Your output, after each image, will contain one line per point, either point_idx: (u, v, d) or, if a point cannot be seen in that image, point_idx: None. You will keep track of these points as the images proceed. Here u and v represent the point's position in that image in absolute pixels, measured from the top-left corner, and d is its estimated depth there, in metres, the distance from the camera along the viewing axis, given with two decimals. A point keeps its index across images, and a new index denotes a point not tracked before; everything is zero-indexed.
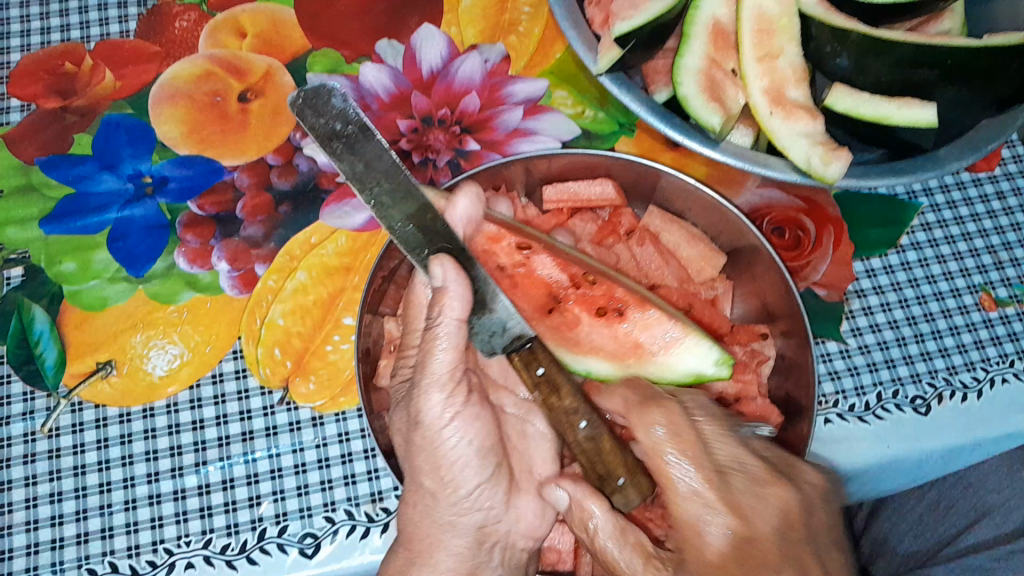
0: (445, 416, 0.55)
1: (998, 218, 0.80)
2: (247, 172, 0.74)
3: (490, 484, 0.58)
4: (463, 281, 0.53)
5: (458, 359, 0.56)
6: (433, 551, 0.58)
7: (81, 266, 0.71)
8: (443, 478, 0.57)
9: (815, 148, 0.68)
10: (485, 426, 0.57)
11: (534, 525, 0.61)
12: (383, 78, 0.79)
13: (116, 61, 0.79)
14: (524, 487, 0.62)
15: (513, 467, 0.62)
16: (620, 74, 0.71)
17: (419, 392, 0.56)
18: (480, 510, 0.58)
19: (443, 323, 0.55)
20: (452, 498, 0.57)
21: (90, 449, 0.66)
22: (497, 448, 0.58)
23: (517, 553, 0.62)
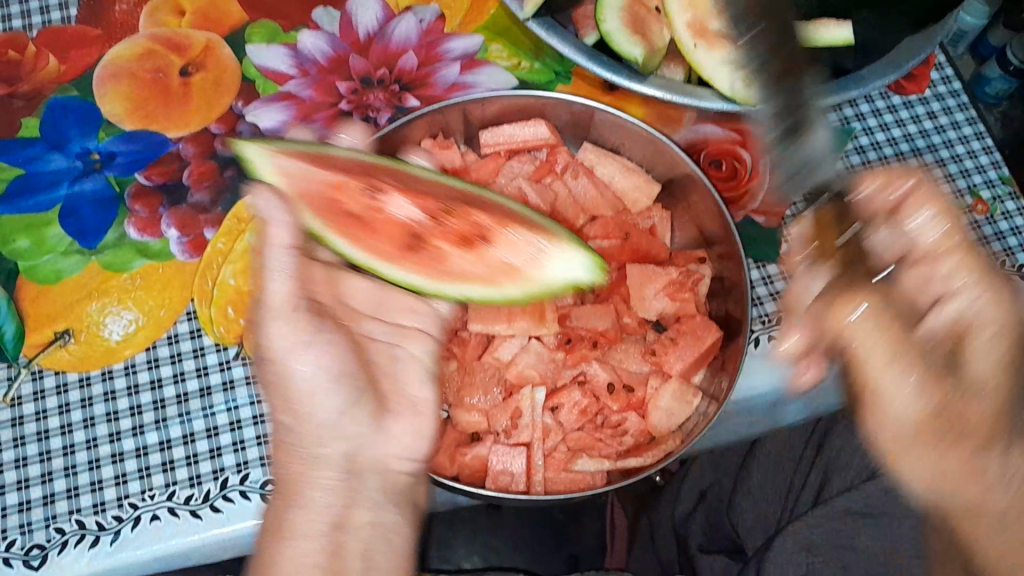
0: (296, 341, 0.53)
1: (930, 138, 0.85)
2: (191, 142, 0.76)
3: (350, 411, 0.55)
4: (279, 203, 0.52)
5: (296, 291, 0.53)
6: (301, 488, 0.53)
7: (36, 242, 0.72)
8: (296, 409, 0.54)
9: (737, 73, 0.71)
10: (340, 351, 0.55)
11: (412, 439, 0.57)
12: (319, 43, 0.81)
13: (60, 46, 0.81)
14: (393, 407, 0.58)
15: (383, 392, 0.58)
16: (549, 20, 0.73)
17: (261, 325, 0.53)
18: (344, 439, 0.55)
19: (272, 253, 0.52)
20: (308, 428, 0.54)
21: (53, 414, 0.67)
22: (356, 373, 0.56)
23: (396, 475, 0.57)
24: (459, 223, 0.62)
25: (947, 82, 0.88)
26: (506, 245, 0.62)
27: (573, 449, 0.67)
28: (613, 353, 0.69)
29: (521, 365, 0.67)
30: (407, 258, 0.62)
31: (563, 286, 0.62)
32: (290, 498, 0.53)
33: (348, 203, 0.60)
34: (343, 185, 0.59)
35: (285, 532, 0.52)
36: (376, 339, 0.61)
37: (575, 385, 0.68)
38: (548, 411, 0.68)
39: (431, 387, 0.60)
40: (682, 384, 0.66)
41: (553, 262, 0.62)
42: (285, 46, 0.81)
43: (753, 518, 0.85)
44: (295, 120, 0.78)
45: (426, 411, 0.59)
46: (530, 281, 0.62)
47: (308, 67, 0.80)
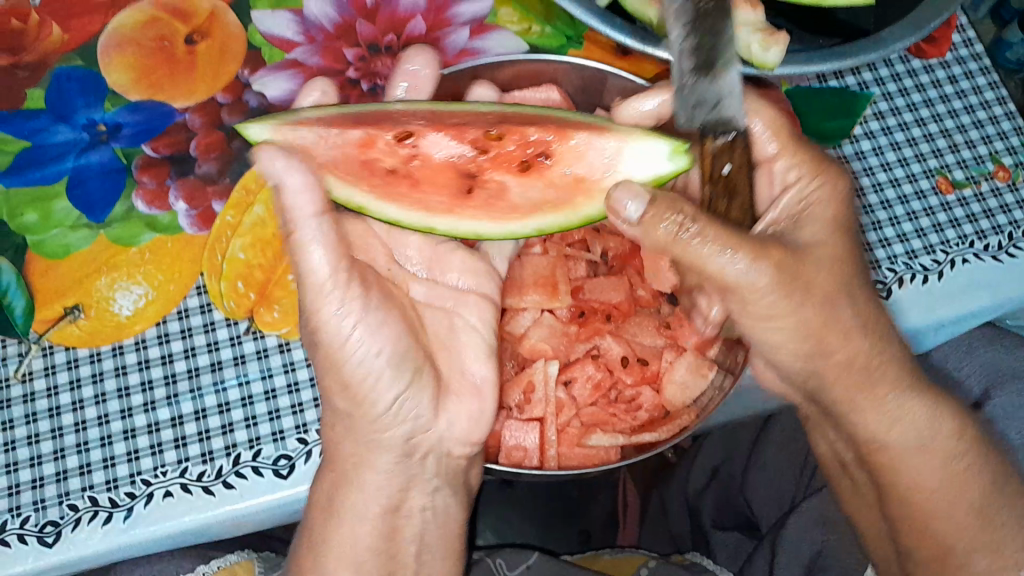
0: (344, 327, 0.54)
1: (952, 102, 0.82)
2: (198, 113, 0.75)
3: (412, 392, 0.59)
4: (302, 172, 0.50)
5: (337, 263, 0.53)
6: (359, 472, 0.60)
7: (43, 216, 0.71)
8: (355, 397, 0.57)
9: (755, 35, 0.68)
10: (393, 330, 0.57)
11: (468, 427, 0.62)
12: (325, 8, 0.79)
13: (62, 13, 0.79)
14: (455, 389, 0.62)
15: (439, 367, 0.62)
16: None
17: (312, 309, 0.54)
18: (407, 421, 0.59)
19: (302, 228, 0.51)
20: (369, 415, 0.58)
21: (64, 390, 0.67)
22: (412, 352, 0.58)
23: (453, 461, 0.63)
24: (519, 151, 0.64)
25: (967, 46, 0.85)
26: (567, 155, 0.63)
27: (586, 424, 0.66)
28: (626, 327, 0.68)
29: (533, 340, 0.66)
30: (394, 198, 0.60)
31: (648, 179, 0.58)
32: (341, 483, 0.60)
33: (383, 160, 0.62)
34: (375, 139, 0.60)
35: (346, 520, 0.59)
36: (432, 302, 0.64)
37: (588, 359, 0.67)
38: (561, 386, 0.66)
39: (489, 365, 0.63)
40: (697, 358, 0.65)
41: (626, 161, 0.59)
42: (291, 11, 0.79)
43: (767, 493, 0.84)
44: (303, 89, 0.77)
45: (488, 393, 0.63)
46: (616, 167, 0.60)
47: (313, 34, 0.79)
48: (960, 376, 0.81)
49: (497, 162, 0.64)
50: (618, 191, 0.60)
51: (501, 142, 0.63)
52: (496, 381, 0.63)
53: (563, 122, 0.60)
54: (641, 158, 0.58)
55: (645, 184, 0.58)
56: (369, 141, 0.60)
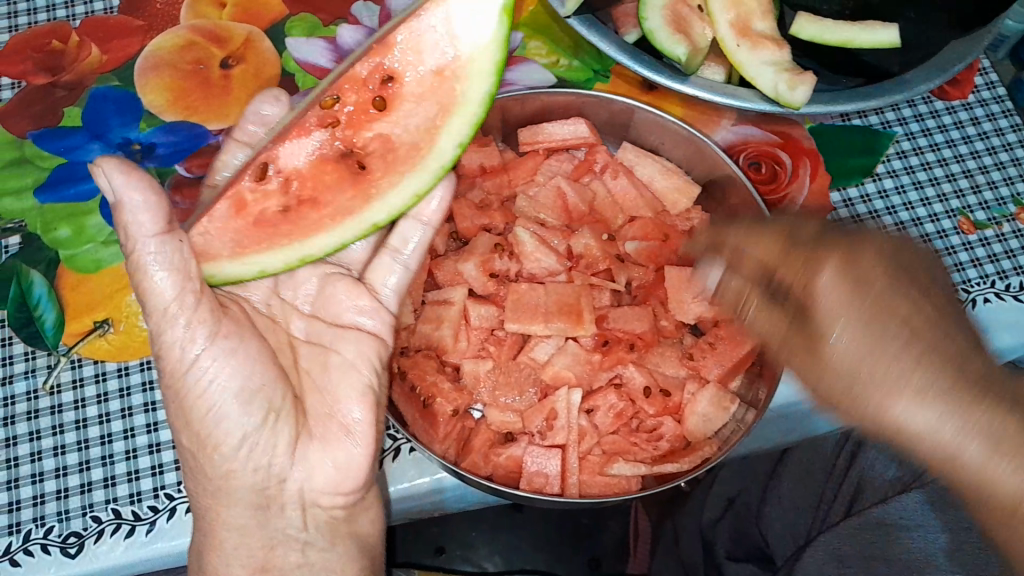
0: (190, 354, 0.51)
1: (973, 143, 0.84)
2: (232, 135, 0.77)
3: (265, 432, 0.54)
4: (140, 188, 0.47)
5: (188, 283, 0.50)
6: (212, 524, 0.54)
7: (76, 231, 0.73)
8: (200, 431, 0.53)
9: (781, 75, 0.70)
10: (244, 363, 0.53)
11: (335, 478, 0.57)
12: (358, 36, 0.81)
13: (101, 36, 0.81)
14: (316, 432, 0.57)
15: (302, 408, 0.57)
16: (589, 16, 0.73)
17: (155, 333, 0.51)
18: (257, 466, 0.54)
19: (141, 247, 0.49)
20: (218, 454, 0.53)
21: (91, 403, 0.68)
22: (271, 388, 0.54)
23: (322, 510, 0.58)
24: (355, 93, 0.60)
25: (990, 87, 0.86)
26: (412, 59, 0.58)
27: (608, 453, 0.66)
28: (648, 357, 0.68)
29: (556, 367, 0.66)
30: (277, 240, 0.57)
31: (496, 19, 0.55)
32: (205, 543, 0.54)
33: (267, 206, 0.58)
34: (243, 200, 0.57)
35: (217, 552, 0.54)
36: (312, 340, 0.61)
37: (610, 388, 0.67)
38: (583, 413, 0.67)
39: (366, 405, 0.58)
40: (719, 391, 0.65)
41: (455, 18, 0.56)
42: (324, 40, 0.81)
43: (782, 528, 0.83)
44: None
45: (359, 432, 0.58)
46: (470, 70, 0.57)
47: (347, 61, 0.80)
48: None
49: (354, 121, 0.60)
50: (483, 54, 0.56)
51: (341, 100, 0.60)
52: (373, 422, 0.58)
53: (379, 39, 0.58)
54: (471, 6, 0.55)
55: (500, 24, 0.55)
56: (239, 206, 0.57)
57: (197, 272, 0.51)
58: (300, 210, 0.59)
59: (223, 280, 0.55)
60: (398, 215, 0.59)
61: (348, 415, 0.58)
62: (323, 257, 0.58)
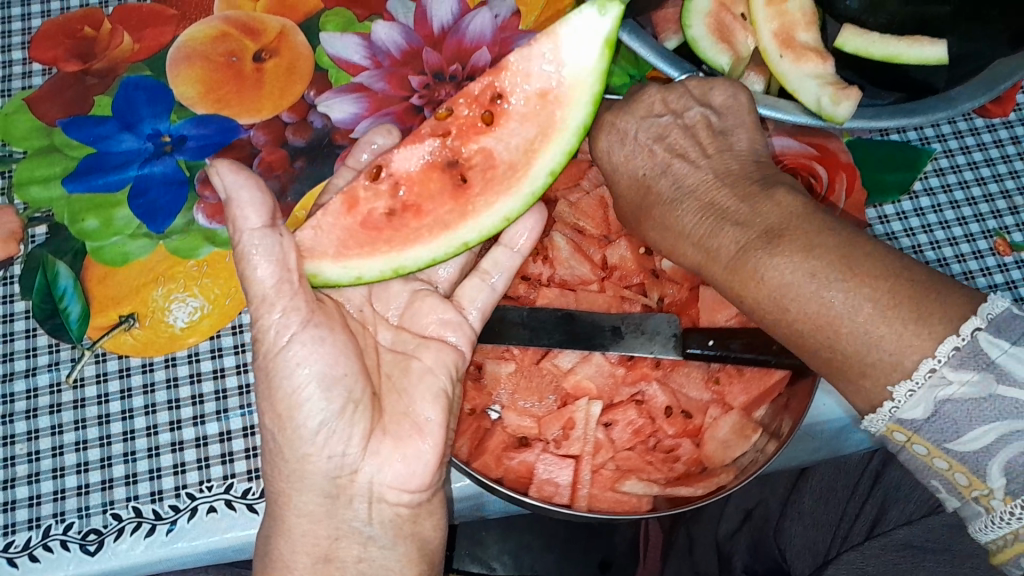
0: (282, 337, 0.52)
1: (1013, 163, 0.82)
2: (263, 130, 0.76)
3: (343, 422, 0.54)
4: (249, 184, 0.51)
5: (284, 271, 0.52)
6: (285, 509, 0.55)
7: (103, 222, 0.72)
8: (283, 415, 0.53)
9: (825, 89, 0.69)
10: (330, 352, 0.53)
11: (404, 474, 0.55)
12: (393, 34, 0.80)
13: (134, 24, 0.80)
14: (391, 428, 0.56)
15: (383, 407, 0.57)
16: (632, 23, 0.71)
17: (255, 317, 0.53)
18: (332, 455, 0.54)
19: (245, 237, 0.51)
20: (297, 437, 0.53)
21: (114, 398, 0.67)
22: (352, 379, 0.54)
23: (388, 508, 0.56)
24: (471, 111, 0.64)
25: None
26: (522, 82, 0.62)
27: (621, 469, 0.65)
28: (674, 376, 0.66)
29: (579, 375, 0.65)
30: (378, 247, 0.60)
31: (600, 50, 0.59)
32: (275, 527, 0.54)
33: (375, 206, 0.62)
34: (357, 200, 0.62)
35: (284, 537, 0.54)
36: (396, 349, 0.61)
37: (631, 403, 0.66)
38: (601, 426, 0.65)
39: (436, 405, 0.57)
40: (742, 418, 0.64)
41: (563, 47, 0.60)
42: (358, 36, 0.80)
43: (801, 543, 0.81)
44: (366, 112, 0.77)
45: (430, 432, 0.57)
46: (573, 96, 0.60)
47: (381, 58, 0.79)
48: None
49: (465, 133, 0.64)
50: (583, 83, 0.60)
51: (454, 114, 0.65)
52: (443, 425, 0.57)
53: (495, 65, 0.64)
54: (578, 36, 0.59)
55: (602, 55, 0.59)
56: (351, 206, 0.62)
57: (297, 267, 0.53)
58: (401, 220, 0.62)
59: (324, 281, 0.57)
60: (488, 235, 0.61)
61: (426, 415, 0.57)
62: (414, 269, 0.59)
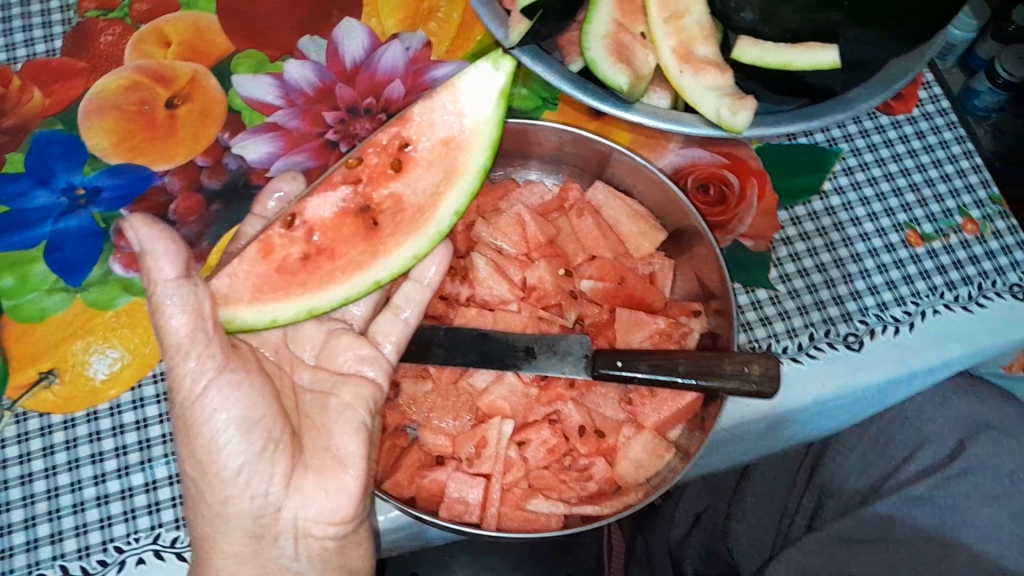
0: (198, 385, 0.52)
1: (919, 157, 0.84)
2: (177, 175, 0.76)
3: (264, 462, 0.54)
4: (165, 237, 0.51)
5: (200, 320, 0.51)
6: (211, 552, 0.54)
7: (20, 279, 0.71)
8: (203, 460, 0.53)
9: (724, 100, 0.71)
10: (248, 396, 0.53)
11: (328, 507, 0.56)
12: (305, 72, 0.81)
13: (44, 80, 0.80)
14: (313, 464, 0.57)
15: (303, 444, 0.58)
16: (534, 46, 0.73)
17: (168, 365, 0.52)
18: (256, 495, 0.54)
19: (160, 288, 0.51)
20: (218, 479, 0.53)
21: (37, 457, 0.67)
22: (270, 420, 0.54)
23: (313, 542, 0.56)
24: (379, 158, 0.66)
25: (934, 102, 0.87)
26: (425, 132, 0.65)
27: (533, 487, 0.66)
28: (589, 397, 0.66)
29: (493, 395, 0.65)
30: (293, 289, 0.61)
31: (495, 102, 0.62)
32: (202, 570, 0.54)
33: (291, 251, 0.63)
34: (272, 246, 0.63)
35: None
36: (314, 387, 0.62)
37: (546, 422, 0.66)
38: (514, 445, 0.66)
39: (356, 438, 0.58)
40: (656, 437, 0.65)
41: (463, 98, 0.62)
42: (271, 76, 0.81)
43: (748, 543, 0.81)
44: (282, 151, 0.78)
45: (353, 465, 0.57)
46: (472, 142, 0.63)
47: (294, 97, 0.80)
48: (937, 427, 0.78)
49: (375, 179, 0.66)
50: (482, 131, 0.62)
51: (364, 162, 0.66)
52: (364, 457, 0.57)
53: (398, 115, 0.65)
54: (474, 88, 0.62)
55: (498, 106, 0.62)
56: (266, 250, 0.62)
57: (211, 314, 0.53)
58: (316, 262, 0.63)
59: (241, 326, 0.57)
60: (400, 272, 0.62)
61: (347, 448, 0.57)
62: (330, 309, 0.61)
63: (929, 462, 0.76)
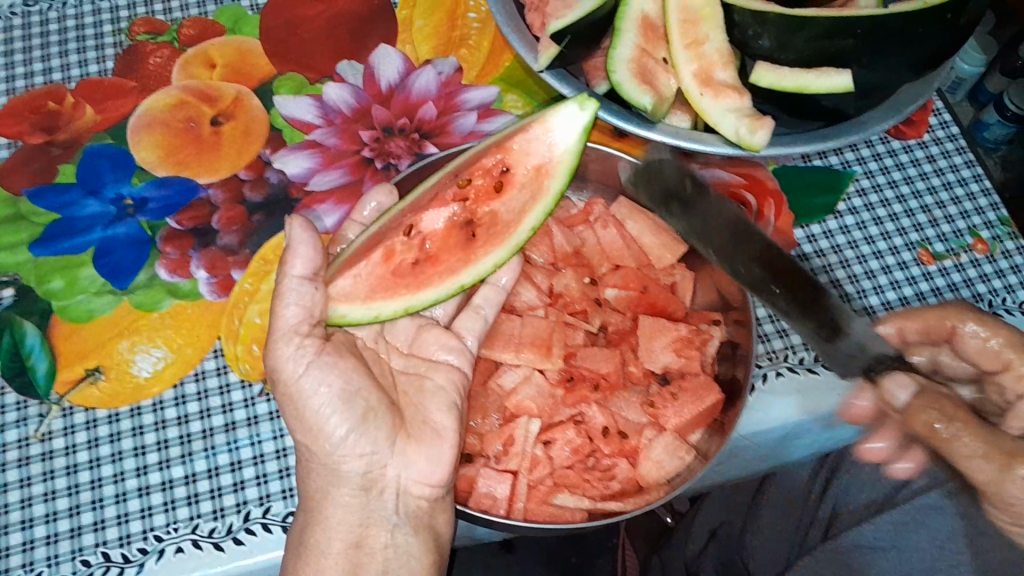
0: (298, 366, 0.55)
1: (930, 180, 0.87)
2: (221, 188, 0.79)
3: (365, 429, 0.57)
4: (313, 240, 0.55)
5: (308, 316, 0.55)
6: (323, 504, 0.58)
7: (69, 282, 0.75)
8: (310, 428, 0.56)
9: (743, 120, 0.74)
10: (346, 370, 0.56)
11: (427, 469, 0.59)
12: (343, 94, 0.85)
13: (96, 97, 0.85)
14: (413, 433, 0.60)
15: (404, 414, 0.61)
16: (560, 70, 0.77)
17: (271, 350, 0.55)
18: (362, 456, 0.57)
19: (287, 282, 0.55)
20: (326, 446, 0.56)
21: (82, 449, 0.69)
22: (366, 391, 0.57)
23: (412, 500, 0.60)
24: (480, 180, 0.68)
25: (944, 127, 0.90)
26: (521, 157, 0.66)
27: (558, 485, 0.68)
28: (612, 400, 0.69)
29: (521, 395, 0.68)
30: (400, 289, 0.63)
31: (579, 137, 0.64)
32: (313, 519, 0.58)
33: (405, 257, 0.67)
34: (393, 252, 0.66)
35: (321, 526, 0.57)
36: (407, 371, 0.64)
37: (571, 423, 0.69)
38: (540, 444, 0.68)
39: (452, 414, 0.62)
40: (676, 438, 0.66)
41: (552, 129, 0.65)
42: (310, 97, 0.85)
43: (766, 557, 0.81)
44: (321, 166, 0.81)
45: (448, 437, 0.61)
46: (557, 167, 0.65)
47: (332, 117, 0.84)
48: None
49: (480, 199, 0.68)
50: (563, 158, 0.65)
51: (471, 183, 0.68)
52: (457, 430, 0.62)
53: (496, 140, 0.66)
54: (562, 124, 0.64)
55: (580, 138, 0.64)
56: (388, 256, 0.65)
57: (321, 312, 0.57)
58: (426, 270, 0.66)
59: (350, 320, 0.60)
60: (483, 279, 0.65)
61: (445, 424, 0.61)
62: (424, 308, 0.63)
63: None
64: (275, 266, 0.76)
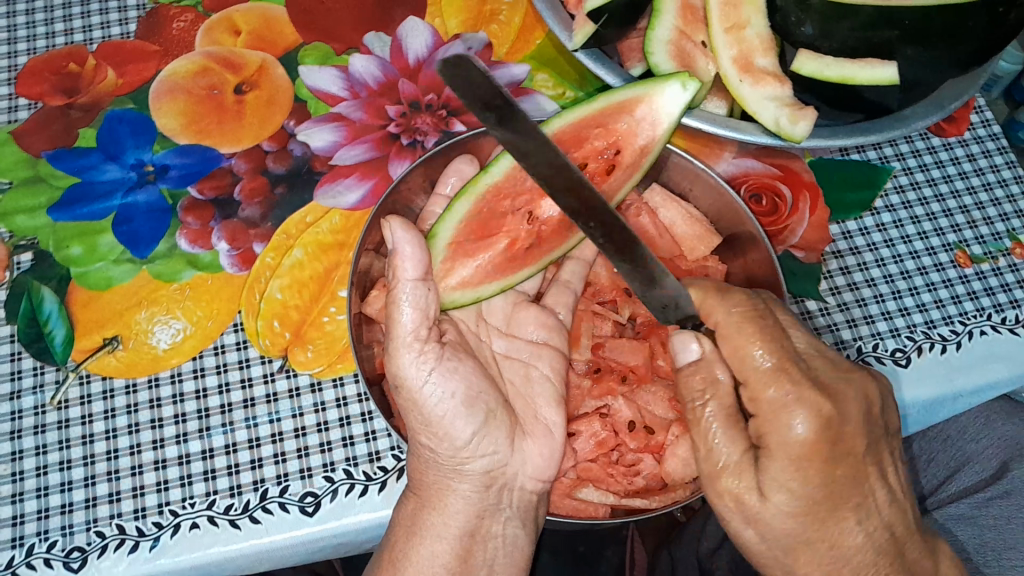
0: (422, 373, 0.57)
1: (969, 180, 0.85)
2: (244, 158, 0.78)
3: (487, 430, 0.60)
4: (415, 241, 0.56)
5: (424, 318, 0.57)
6: (444, 495, 0.61)
7: (88, 249, 0.74)
8: (437, 433, 0.59)
9: (783, 109, 0.72)
10: (465, 375, 0.59)
11: (542, 466, 0.63)
12: (371, 66, 0.83)
13: (118, 60, 0.83)
14: (529, 430, 0.63)
15: (518, 412, 0.64)
16: (596, 50, 0.75)
17: (392, 356, 0.57)
18: (486, 455, 0.61)
19: (402, 287, 0.56)
20: (451, 449, 0.59)
21: (98, 419, 0.68)
22: (487, 394, 0.60)
23: (525, 495, 0.64)
24: (593, 162, 0.68)
25: (986, 125, 0.88)
26: (627, 136, 0.67)
27: (581, 477, 0.68)
28: (639, 394, 0.68)
29: None
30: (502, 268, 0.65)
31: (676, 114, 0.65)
32: (430, 506, 0.61)
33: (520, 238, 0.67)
34: (517, 238, 0.66)
35: (439, 513, 0.61)
36: (510, 355, 0.67)
37: (596, 416, 0.67)
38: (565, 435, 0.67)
39: (559, 409, 0.64)
40: None
41: (652, 106, 0.65)
42: (337, 68, 0.83)
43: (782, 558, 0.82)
44: (346, 141, 0.79)
45: (558, 433, 0.64)
46: (654, 143, 0.66)
47: (358, 90, 0.82)
48: (979, 447, 0.81)
49: (596, 180, 0.68)
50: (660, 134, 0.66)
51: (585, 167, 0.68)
52: (566, 425, 0.64)
53: (591, 116, 0.67)
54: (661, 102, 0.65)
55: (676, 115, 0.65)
56: (510, 243, 0.66)
57: (434, 314, 0.58)
58: (540, 248, 0.67)
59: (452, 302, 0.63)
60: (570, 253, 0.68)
61: (554, 418, 0.64)
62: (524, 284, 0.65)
63: (973, 480, 0.80)
64: (298, 243, 0.75)
